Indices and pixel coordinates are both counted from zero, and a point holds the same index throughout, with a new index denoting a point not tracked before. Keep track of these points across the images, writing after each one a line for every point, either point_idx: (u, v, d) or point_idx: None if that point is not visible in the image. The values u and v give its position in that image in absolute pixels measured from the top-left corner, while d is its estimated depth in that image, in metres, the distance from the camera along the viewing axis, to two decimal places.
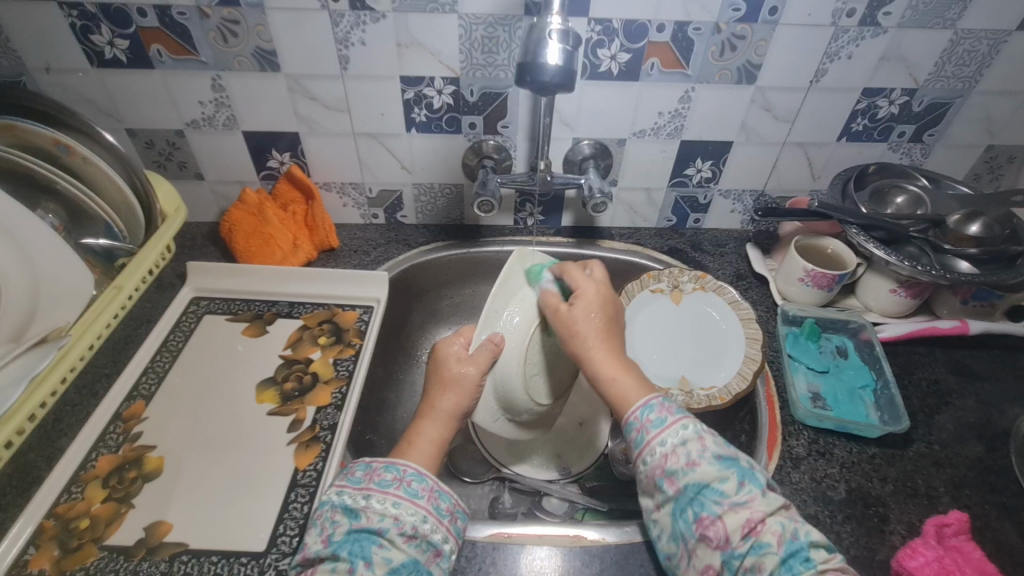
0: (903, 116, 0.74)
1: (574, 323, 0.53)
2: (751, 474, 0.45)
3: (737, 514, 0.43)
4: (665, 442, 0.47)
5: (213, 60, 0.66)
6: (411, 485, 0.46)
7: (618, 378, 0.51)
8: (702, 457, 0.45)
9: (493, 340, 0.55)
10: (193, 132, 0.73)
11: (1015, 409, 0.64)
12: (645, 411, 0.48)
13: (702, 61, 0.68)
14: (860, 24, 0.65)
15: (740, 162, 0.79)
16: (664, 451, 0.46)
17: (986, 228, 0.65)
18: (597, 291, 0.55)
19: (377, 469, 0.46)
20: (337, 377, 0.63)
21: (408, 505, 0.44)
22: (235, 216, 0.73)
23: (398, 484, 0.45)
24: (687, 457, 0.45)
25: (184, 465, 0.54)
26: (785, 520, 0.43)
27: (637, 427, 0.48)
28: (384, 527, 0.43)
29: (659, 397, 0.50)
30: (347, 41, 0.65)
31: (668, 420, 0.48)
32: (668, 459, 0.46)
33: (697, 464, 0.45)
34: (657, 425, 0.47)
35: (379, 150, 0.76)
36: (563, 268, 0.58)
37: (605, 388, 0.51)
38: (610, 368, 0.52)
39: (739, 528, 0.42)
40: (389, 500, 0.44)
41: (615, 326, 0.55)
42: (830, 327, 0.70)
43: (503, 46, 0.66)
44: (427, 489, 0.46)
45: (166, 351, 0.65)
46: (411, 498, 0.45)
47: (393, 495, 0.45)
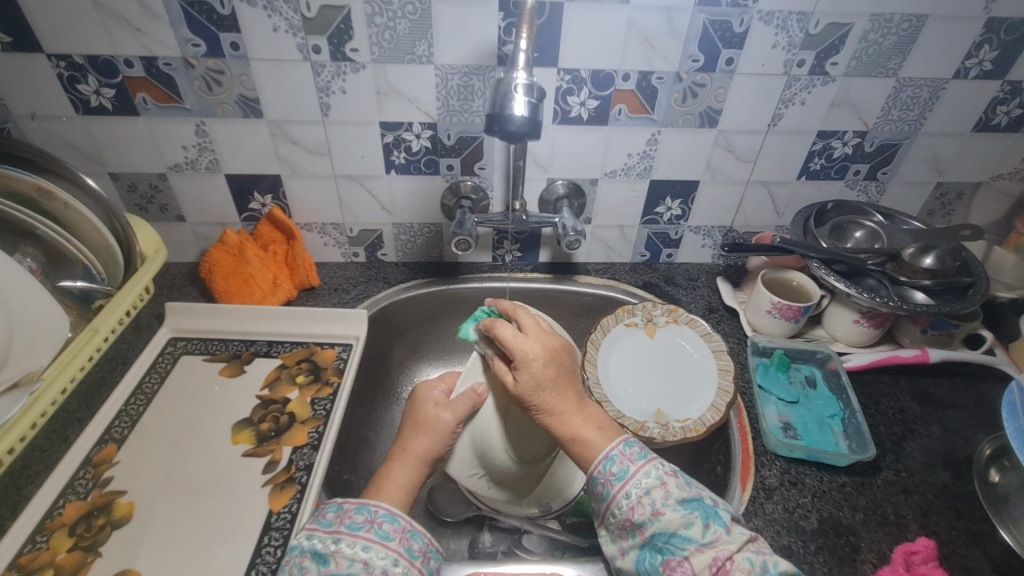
0: (857, 156, 0.79)
1: (523, 395, 0.54)
2: (716, 514, 0.46)
3: (705, 555, 0.43)
4: (630, 494, 0.48)
5: (197, 107, 0.68)
6: (383, 527, 0.45)
7: (580, 433, 0.52)
8: (667, 504, 0.46)
9: (474, 392, 0.58)
10: (175, 175, 0.75)
11: (977, 435, 0.66)
12: (608, 464, 0.49)
13: (667, 106, 0.72)
14: (810, 73, 0.70)
15: (707, 200, 0.83)
16: (630, 502, 0.47)
17: (939, 260, 0.69)
18: (534, 352, 0.54)
19: (348, 511, 0.46)
20: (314, 417, 0.63)
21: (378, 548, 0.44)
22: (215, 257, 0.75)
23: (369, 526, 0.45)
24: (653, 506, 0.46)
25: (154, 511, 0.53)
26: (754, 555, 0.44)
27: (602, 483, 0.49)
28: (353, 573, 0.42)
29: (619, 445, 0.51)
30: (328, 89, 0.68)
31: (631, 469, 0.49)
32: (635, 510, 0.47)
33: (662, 513, 0.46)
34: (620, 477, 0.48)
35: (359, 192, 0.78)
36: (494, 322, 0.57)
37: (564, 440, 0.53)
38: (569, 422, 0.53)
39: (707, 572, 0.43)
40: (359, 544, 0.44)
41: (566, 380, 0.55)
42: (799, 358, 0.72)
43: (477, 93, 0.69)
44: (399, 530, 0.46)
45: (140, 394, 0.64)
46: (381, 541, 0.45)
47: (364, 537, 0.44)
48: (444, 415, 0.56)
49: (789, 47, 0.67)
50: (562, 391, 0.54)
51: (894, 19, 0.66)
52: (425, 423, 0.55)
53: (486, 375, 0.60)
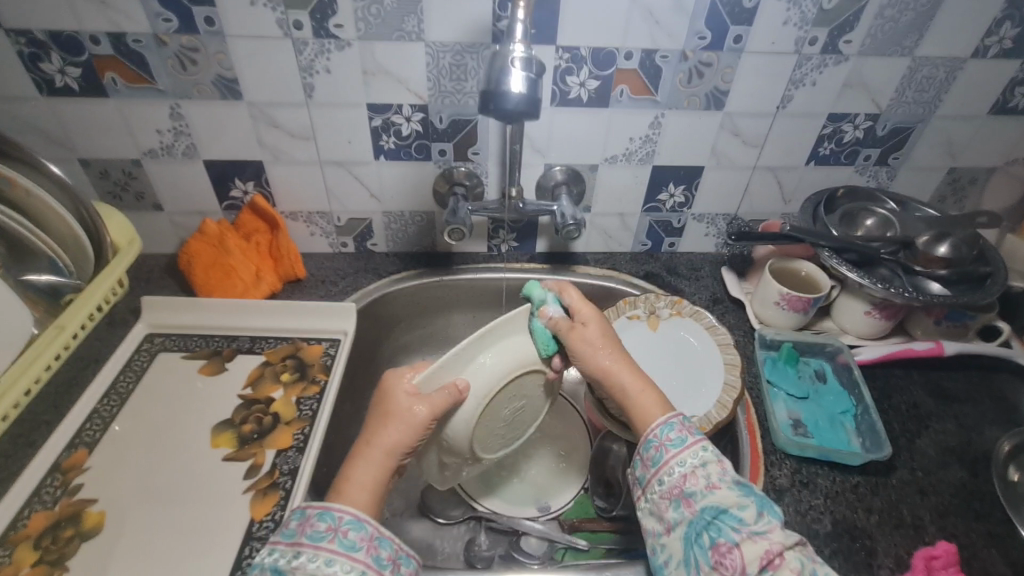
0: (868, 140, 0.75)
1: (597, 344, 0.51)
2: (771, 505, 0.43)
3: (756, 545, 0.40)
4: (684, 462, 0.45)
5: (171, 88, 0.64)
6: (348, 536, 0.41)
7: (643, 391, 0.50)
8: (722, 480, 0.44)
9: (455, 387, 0.48)
10: (151, 161, 0.70)
11: (993, 431, 0.63)
12: (665, 429, 0.47)
13: (671, 87, 0.68)
14: (822, 52, 0.66)
15: (712, 186, 0.79)
16: (683, 471, 0.45)
17: (954, 248, 0.66)
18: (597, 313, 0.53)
19: (310, 518, 0.42)
20: (299, 418, 0.59)
21: (342, 561, 0.40)
22: (195, 249, 0.71)
23: (333, 536, 0.41)
24: (707, 479, 0.44)
25: (127, 521, 0.50)
26: (804, 557, 0.40)
27: (655, 446, 0.47)
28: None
29: (677, 414, 0.48)
30: (311, 69, 0.64)
31: (688, 439, 0.46)
32: (687, 480, 0.44)
33: (716, 487, 0.43)
34: (677, 444, 0.46)
35: (347, 178, 0.74)
36: (562, 286, 0.55)
37: (631, 393, 0.50)
38: (636, 376, 0.51)
39: (756, 560, 0.40)
40: (321, 557, 0.40)
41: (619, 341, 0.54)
42: (807, 351, 0.70)
43: (470, 73, 0.65)
44: (366, 538, 0.42)
45: (114, 395, 0.60)
46: (346, 552, 0.41)
47: (327, 549, 0.40)
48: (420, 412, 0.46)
49: (801, 24, 0.63)
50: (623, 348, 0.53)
51: None
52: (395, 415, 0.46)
53: (471, 369, 0.50)
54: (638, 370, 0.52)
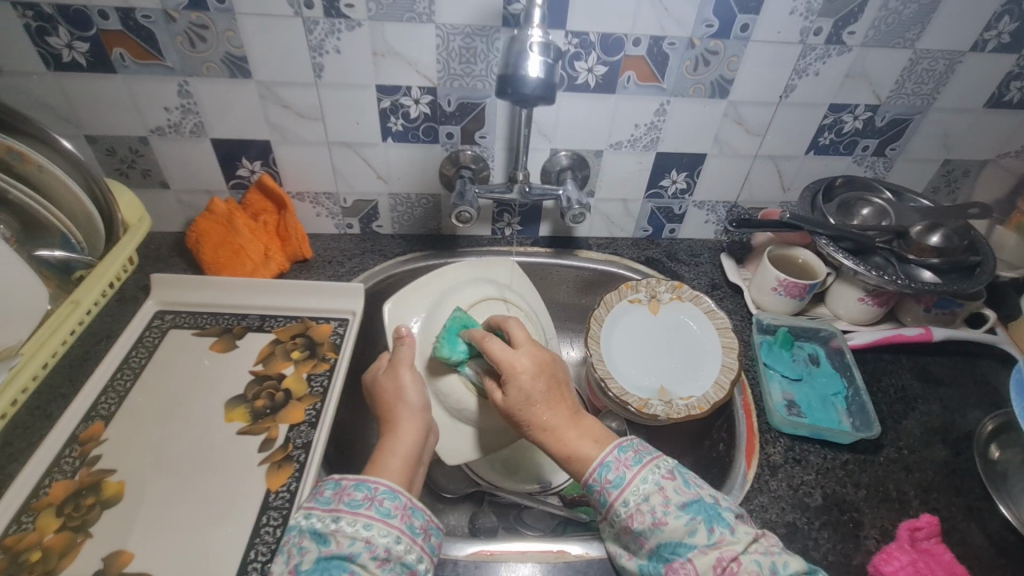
0: (867, 131, 0.77)
1: (512, 410, 0.50)
2: (717, 514, 0.44)
3: (709, 556, 0.42)
4: (627, 502, 0.45)
5: (180, 65, 0.64)
6: (384, 504, 0.44)
7: (573, 451, 0.49)
8: (667, 513, 0.44)
9: (403, 336, 0.59)
10: (158, 139, 0.70)
11: (976, 413, 0.66)
12: (603, 471, 0.47)
13: (677, 74, 0.69)
14: (826, 42, 0.67)
15: (714, 173, 0.81)
16: (628, 510, 0.45)
17: (946, 239, 0.67)
18: (522, 366, 0.50)
19: (346, 489, 0.44)
20: (311, 394, 0.61)
21: (380, 525, 0.42)
22: (204, 227, 0.71)
23: (369, 504, 0.43)
24: (652, 516, 0.44)
25: (146, 490, 0.51)
26: (761, 555, 0.42)
27: (598, 491, 0.47)
28: (355, 552, 0.41)
29: (613, 450, 0.48)
30: (321, 48, 0.64)
31: (627, 475, 0.46)
32: (634, 519, 0.45)
33: (664, 522, 0.44)
34: (617, 485, 0.46)
35: (354, 160, 0.74)
36: (482, 336, 0.54)
37: (560, 457, 0.49)
38: (563, 437, 0.49)
39: (712, 573, 0.41)
40: (360, 522, 0.42)
41: (557, 392, 0.51)
42: (802, 336, 0.72)
43: (480, 56, 0.66)
44: (400, 507, 0.44)
45: (127, 369, 0.61)
46: (383, 518, 0.43)
47: (364, 516, 0.43)
48: (403, 375, 0.56)
49: (806, 14, 0.64)
50: (559, 409, 0.50)
51: None
52: (404, 388, 0.55)
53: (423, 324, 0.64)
54: (570, 431, 0.49)
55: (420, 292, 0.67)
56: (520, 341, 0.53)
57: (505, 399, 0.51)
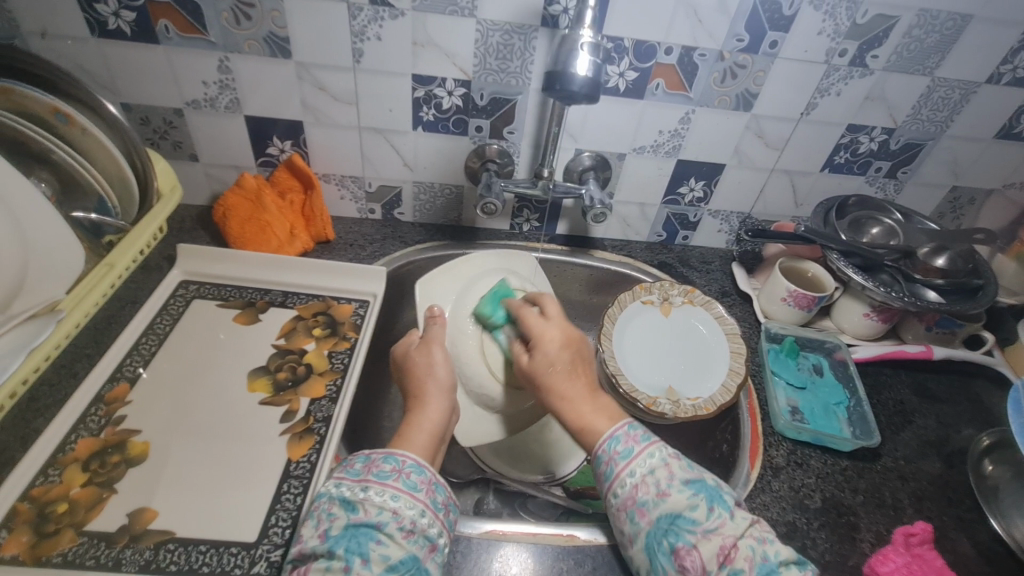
0: (881, 153, 0.79)
1: (536, 372, 0.56)
2: (720, 497, 0.46)
3: (711, 541, 0.43)
4: (633, 473, 0.47)
5: (222, 41, 0.65)
6: (411, 477, 0.45)
7: (586, 419, 0.52)
8: (671, 486, 0.46)
9: (432, 316, 0.61)
10: (193, 112, 0.72)
11: (970, 430, 0.69)
12: (613, 442, 0.49)
13: (705, 85, 0.71)
14: (850, 64, 0.69)
15: (731, 184, 0.83)
16: (634, 481, 0.47)
17: (950, 261, 0.72)
18: (552, 335, 0.57)
19: (375, 461, 0.46)
20: (332, 370, 0.62)
21: (407, 497, 0.44)
22: (231, 202, 0.72)
23: (397, 475, 0.45)
24: (657, 487, 0.46)
25: (170, 452, 0.52)
26: (756, 542, 0.43)
27: (605, 462, 0.49)
28: (382, 521, 0.42)
29: (624, 425, 0.50)
30: (363, 34, 0.65)
31: (635, 449, 0.48)
32: (638, 490, 0.46)
33: (667, 495, 0.45)
34: (625, 456, 0.48)
35: (383, 146, 0.76)
36: (520, 310, 0.61)
37: (574, 428, 0.52)
38: (579, 410, 0.52)
39: (713, 556, 0.43)
40: (388, 493, 0.44)
41: (581, 366, 0.56)
42: (807, 346, 0.74)
43: (517, 54, 0.67)
44: (426, 482, 0.46)
45: (152, 334, 0.63)
46: (409, 491, 0.44)
47: (392, 487, 0.44)
48: (433, 353, 0.57)
49: (834, 35, 0.67)
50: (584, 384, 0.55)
51: (940, 16, 0.66)
52: (428, 365, 0.57)
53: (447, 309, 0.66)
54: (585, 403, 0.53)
55: (445, 277, 0.69)
56: (551, 314, 0.59)
57: (530, 365, 0.57)
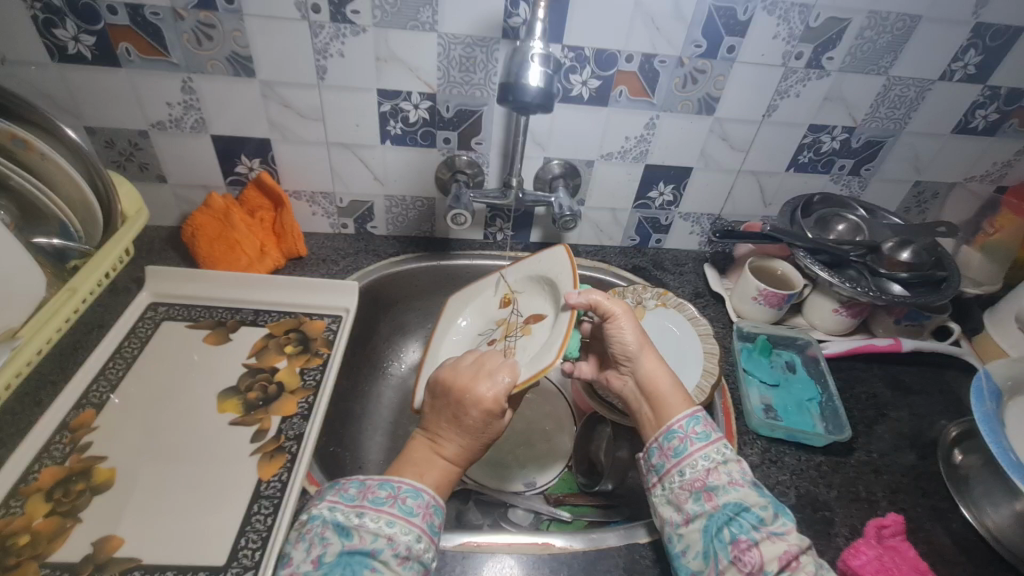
0: (843, 151, 0.81)
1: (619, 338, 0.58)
2: (784, 509, 0.48)
3: (775, 544, 0.45)
4: (708, 457, 0.51)
5: (185, 62, 0.65)
6: (406, 502, 0.46)
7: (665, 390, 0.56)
8: (743, 479, 0.49)
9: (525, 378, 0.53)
10: (158, 133, 0.71)
11: (942, 420, 0.70)
12: (693, 423, 0.53)
13: (667, 91, 0.72)
14: (807, 66, 0.71)
15: (699, 186, 0.84)
16: (707, 466, 0.51)
17: (915, 254, 0.72)
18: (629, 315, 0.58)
19: (371, 487, 0.46)
20: (304, 387, 0.62)
21: (402, 523, 0.44)
22: (200, 221, 0.72)
23: (393, 501, 0.45)
24: (729, 476, 0.49)
25: (137, 477, 0.52)
26: (816, 562, 0.45)
27: (682, 437, 0.52)
28: (377, 548, 0.42)
29: (689, 417, 0.54)
30: (325, 52, 0.66)
31: (712, 436, 0.52)
32: (710, 475, 0.50)
33: (739, 485, 0.49)
34: (702, 439, 0.52)
35: (352, 161, 0.76)
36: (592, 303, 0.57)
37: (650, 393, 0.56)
38: (655, 378, 0.56)
39: (775, 559, 0.44)
40: (383, 519, 0.44)
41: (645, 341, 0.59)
42: (780, 344, 0.75)
43: (479, 66, 0.68)
44: (422, 506, 0.46)
45: (119, 358, 0.62)
46: (405, 516, 0.45)
47: (387, 513, 0.44)
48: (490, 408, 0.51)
49: (789, 39, 0.68)
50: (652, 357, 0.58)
51: (890, 17, 0.67)
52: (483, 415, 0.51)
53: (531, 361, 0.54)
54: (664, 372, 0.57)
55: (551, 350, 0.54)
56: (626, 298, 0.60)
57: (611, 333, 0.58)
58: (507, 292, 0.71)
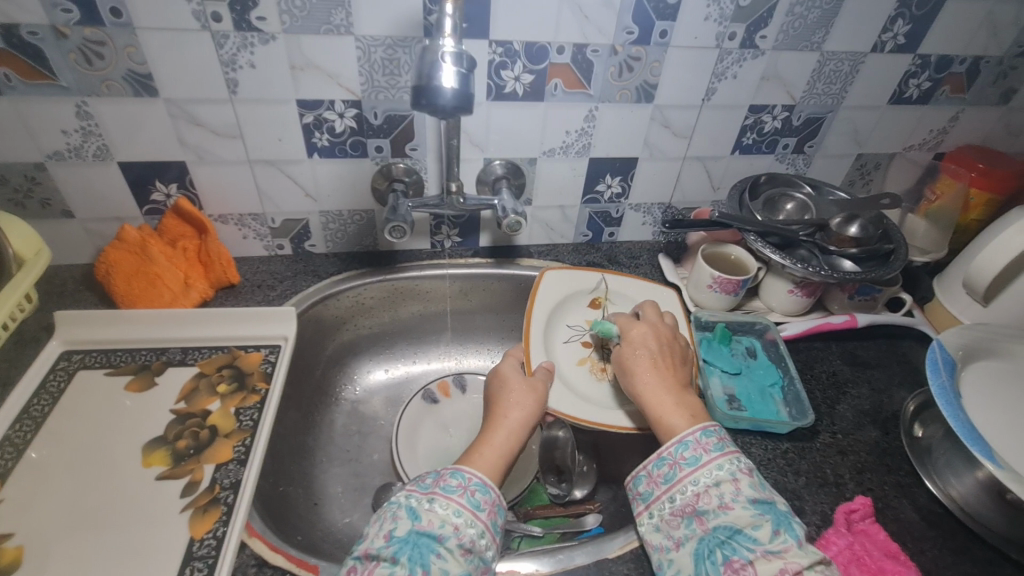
0: (785, 130, 0.80)
1: (625, 359, 0.60)
2: (789, 524, 0.46)
3: (771, 563, 0.43)
4: (698, 481, 0.49)
5: (77, 84, 0.59)
6: (475, 495, 0.47)
7: (665, 416, 0.54)
8: (736, 500, 0.47)
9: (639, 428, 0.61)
10: (57, 164, 0.65)
11: (901, 392, 0.70)
12: (680, 448, 0.51)
13: (603, 80, 0.70)
14: (741, 47, 0.70)
15: (647, 177, 0.82)
16: (697, 489, 0.49)
17: (863, 228, 0.70)
18: (644, 336, 0.61)
19: (443, 477, 0.49)
20: (240, 429, 0.57)
21: (468, 514, 0.46)
22: (113, 256, 0.66)
23: (462, 491, 0.47)
24: (720, 499, 0.47)
25: (50, 553, 0.46)
26: None
27: (670, 464, 0.51)
28: (444, 534, 0.44)
29: (695, 432, 0.52)
30: (234, 63, 0.61)
31: (703, 457, 0.50)
32: (700, 498, 0.48)
33: (730, 507, 0.46)
34: (691, 463, 0.50)
35: (279, 178, 0.71)
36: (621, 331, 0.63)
37: (652, 419, 0.55)
38: (659, 402, 0.55)
39: None
40: (451, 507, 0.46)
41: (666, 357, 0.59)
42: (739, 330, 0.73)
43: (403, 67, 0.64)
44: (488, 502, 0.48)
45: (27, 421, 0.56)
46: (472, 508, 0.47)
47: (456, 501, 0.46)
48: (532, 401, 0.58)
49: (721, 20, 0.67)
50: (663, 374, 0.57)
51: None
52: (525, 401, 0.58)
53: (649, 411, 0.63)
54: (670, 394, 0.56)
55: None
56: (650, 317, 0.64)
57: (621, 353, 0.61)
58: (599, 298, 0.76)
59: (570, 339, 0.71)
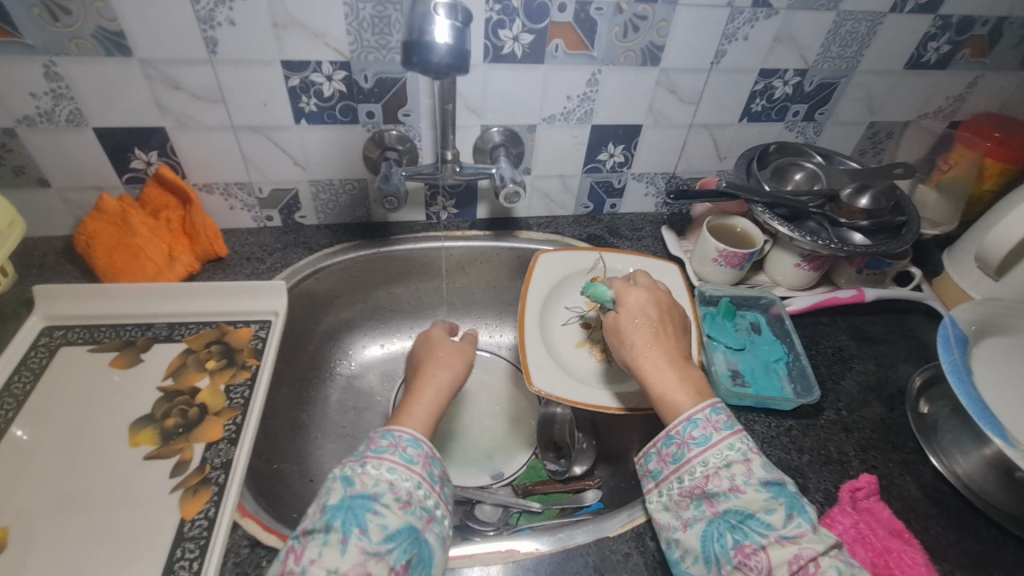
0: (796, 96, 0.77)
1: (620, 329, 0.58)
2: (801, 507, 0.44)
3: (784, 548, 0.42)
4: (707, 462, 0.47)
5: (42, 43, 0.55)
6: (407, 451, 0.46)
7: (668, 393, 0.52)
8: (748, 483, 0.45)
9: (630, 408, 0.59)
10: (28, 130, 0.61)
11: (907, 368, 0.69)
12: (689, 427, 0.49)
13: (607, 41, 0.66)
14: (754, 5, 0.66)
15: (651, 145, 0.79)
16: (707, 471, 0.47)
17: (874, 200, 0.67)
18: (641, 304, 0.58)
19: (374, 440, 0.47)
20: (230, 408, 0.55)
21: (403, 470, 0.45)
22: (92, 228, 0.63)
23: (394, 450, 0.46)
24: (731, 481, 0.46)
25: (36, 535, 0.45)
26: (839, 563, 0.42)
27: (679, 444, 0.49)
28: (378, 492, 0.42)
29: (705, 408, 0.50)
30: (212, 20, 0.56)
31: (714, 437, 0.48)
32: (710, 480, 0.47)
33: (741, 490, 0.45)
34: (700, 443, 0.48)
35: (266, 145, 0.68)
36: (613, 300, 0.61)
37: (653, 397, 0.53)
38: (661, 377, 0.53)
39: (785, 563, 0.41)
40: (383, 466, 0.44)
41: (666, 327, 0.57)
42: (744, 304, 0.71)
43: (394, 26, 0.60)
44: (422, 455, 0.47)
45: (8, 399, 0.54)
46: (405, 463, 0.45)
47: (388, 460, 0.45)
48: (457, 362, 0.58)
49: None
50: (662, 346, 0.56)
51: None
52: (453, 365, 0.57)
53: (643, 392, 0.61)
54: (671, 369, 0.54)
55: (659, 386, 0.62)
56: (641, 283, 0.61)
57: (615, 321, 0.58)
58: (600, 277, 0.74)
59: (569, 322, 0.70)
